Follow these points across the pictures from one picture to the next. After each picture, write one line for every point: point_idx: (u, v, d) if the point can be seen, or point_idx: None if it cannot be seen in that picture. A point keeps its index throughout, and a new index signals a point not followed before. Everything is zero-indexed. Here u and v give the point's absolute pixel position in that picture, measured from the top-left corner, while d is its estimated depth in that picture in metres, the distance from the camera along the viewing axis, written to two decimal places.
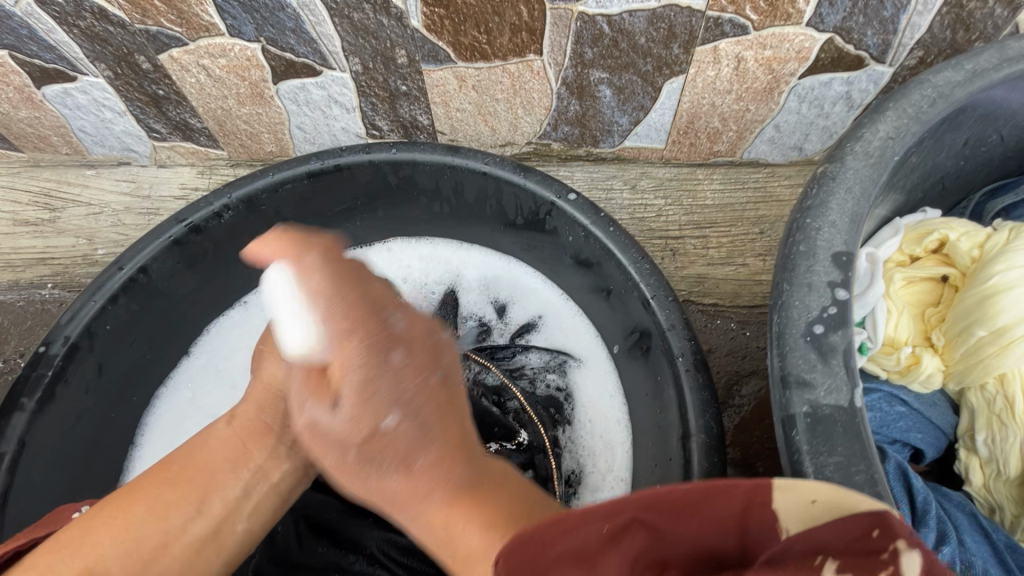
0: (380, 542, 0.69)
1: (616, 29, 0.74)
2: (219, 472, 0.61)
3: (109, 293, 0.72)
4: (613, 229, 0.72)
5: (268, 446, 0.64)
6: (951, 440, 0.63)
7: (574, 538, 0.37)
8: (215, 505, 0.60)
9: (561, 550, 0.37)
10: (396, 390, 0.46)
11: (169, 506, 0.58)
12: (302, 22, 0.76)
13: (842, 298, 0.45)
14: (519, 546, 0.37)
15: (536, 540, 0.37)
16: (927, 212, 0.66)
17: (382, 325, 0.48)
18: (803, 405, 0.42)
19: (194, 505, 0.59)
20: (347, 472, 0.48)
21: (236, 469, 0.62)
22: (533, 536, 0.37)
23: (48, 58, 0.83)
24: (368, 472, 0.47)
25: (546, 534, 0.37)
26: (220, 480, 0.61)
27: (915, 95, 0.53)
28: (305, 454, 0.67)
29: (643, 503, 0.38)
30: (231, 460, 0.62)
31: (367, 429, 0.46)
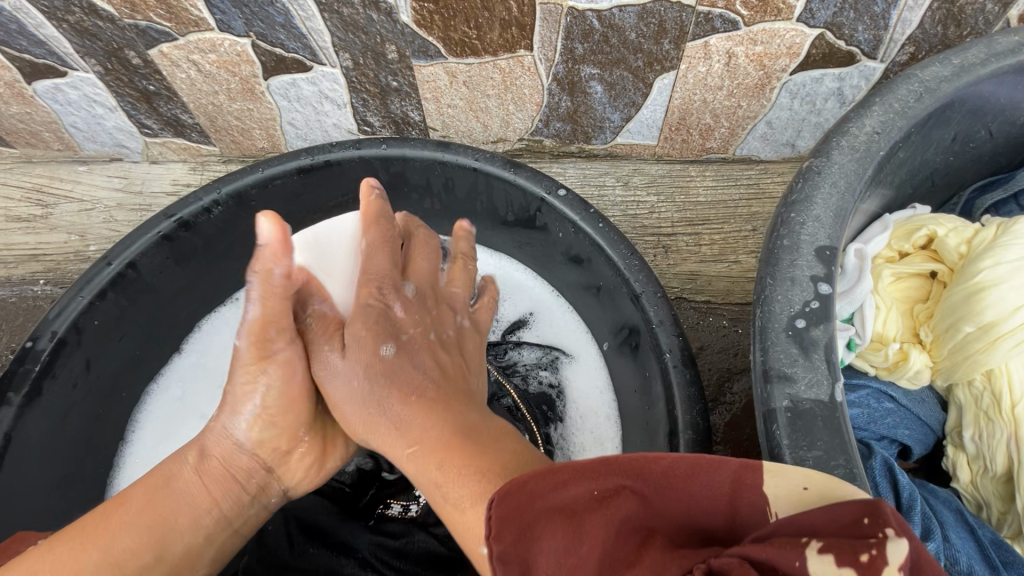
0: (370, 546, 0.69)
1: (606, 24, 0.74)
2: (180, 515, 0.57)
3: (98, 288, 0.71)
4: (602, 225, 0.71)
5: (233, 493, 0.60)
6: (939, 437, 0.63)
7: (564, 492, 0.36)
8: (175, 547, 0.56)
9: (550, 505, 0.36)
10: (395, 330, 0.58)
11: (125, 555, 0.54)
12: (291, 17, 0.75)
13: (825, 292, 0.45)
14: (507, 498, 0.36)
15: (523, 494, 0.36)
16: (916, 208, 0.66)
17: (398, 285, 0.60)
18: (783, 400, 0.42)
19: (152, 552, 0.55)
20: (350, 406, 0.56)
21: (199, 516, 0.58)
22: (520, 488, 0.37)
23: (37, 53, 0.83)
24: (369, 404, 0.55)
25: (536, 488, 0.36)
26: (180, 526, 0.57)
27: (902, 90, 0.53)
28: (278, 497, 0.64)
29: (634, 467, 0.37)
30: (192, 504, 0.58)
31: (377, 365, 0.56)
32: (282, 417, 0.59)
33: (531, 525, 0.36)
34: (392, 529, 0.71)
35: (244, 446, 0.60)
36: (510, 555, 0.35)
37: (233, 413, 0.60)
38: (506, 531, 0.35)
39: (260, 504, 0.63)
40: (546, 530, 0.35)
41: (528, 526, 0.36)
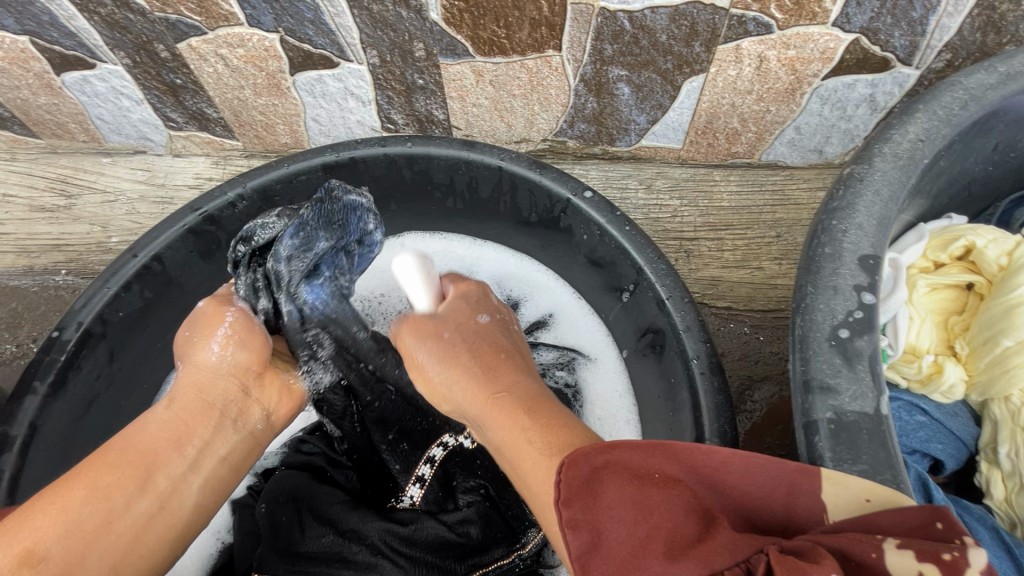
0: (381, 533, 0.67)
1: (637, 25, 0.73)
2: (160, 449, 0.53)
3: (123, 279, 0.71)
4: (629, 228, 0.71)
5: (215, 418, 0.56)
6: (972, 452, 0.61)
7: (628, 466, 0.38)
8: (161, 482, 0.52)
9: (615, 475, 0.38)
10: (475, 302, 0.63)
11: (110, 487, 0.49)
12: (320, 13, 0.75)
13: (869, 302, 0.44)
14: (574, 469, 0.38)
15: (591, 465, 0.38)
16: (953, 217, 0.64)
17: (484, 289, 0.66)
18: (826, 411, 0.42)
19: (137, 482, 0.50)
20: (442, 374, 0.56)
21: (178, 448, 0.53)
22: (584, 460, 0.38)
23: (68, 45, 0.84)
24: (461, 370, 0.55)
25: (603, 460, 0.38)
26: (163, 457, 0.52)
27: (946, 97, 0.52)
28: (263, 423, 0.61)
29: (690, 456, 0.39)
30: (172, 438, 0.54)
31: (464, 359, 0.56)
32: (253, 341, 0.61)
33: (596, 494, 0.37)
34: (403, 516, 0.70)
35: (219, 369, 0.59)
36: (579, 520, 0.37)
37: (200, 345, 0.60)
38: (576, 500, 0.37)
39: (246, 427, 0.59)
40: (614, 498, 0.37)
41: (593, 496, 0.37)
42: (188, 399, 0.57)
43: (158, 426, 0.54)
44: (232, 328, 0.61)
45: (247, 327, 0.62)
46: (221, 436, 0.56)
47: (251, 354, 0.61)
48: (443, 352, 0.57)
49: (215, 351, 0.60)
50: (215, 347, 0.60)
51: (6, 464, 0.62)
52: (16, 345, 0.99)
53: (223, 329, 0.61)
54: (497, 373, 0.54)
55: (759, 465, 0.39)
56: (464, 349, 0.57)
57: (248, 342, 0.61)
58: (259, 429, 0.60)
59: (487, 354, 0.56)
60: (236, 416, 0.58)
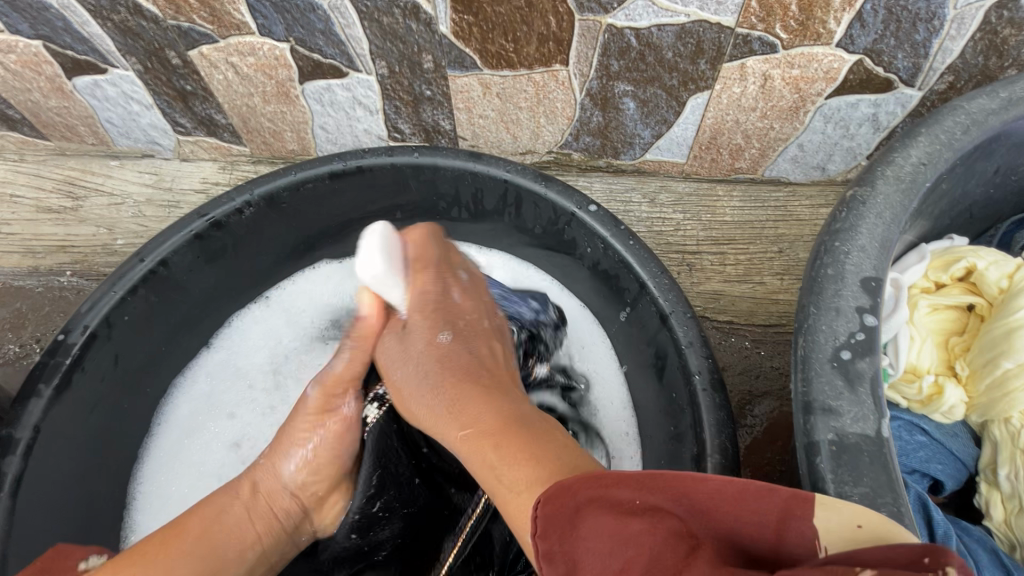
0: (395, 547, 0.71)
1: (644, 42, 0.74)
2: (227, 554, 0.59)
3: (129, 284, 0.72)
4: (633, 242, 0.71)
5: (276, 531, 0.63)
6: (971, 473, 0.61)
7: (613, 497, 0.37)
8: None
9: (598, 507, 0.37)
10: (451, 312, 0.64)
11: None
12: (331, 24, 0.76)
13: (870, 324, 0.44)
14: (552, 500, 0.38)
15: (572, 497, 0.38)
16: (954, 239, 0.65)
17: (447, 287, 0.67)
18: (827, 433, 0.42)
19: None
20: (417, 375, 0.59)
21: (243, 551, 0.61)
22: (566, 493, 0.38)
23: (80, 50, 0.85)
24: (444, 363, 0.59)
25: (582, 489, 0.38)
26: (229, 559, 0.59)
27: (949, 121, 0.52)
28: (308, 536, 0.69)
29: (676, 483, 0.38)
30: (240, 543, 0.61)
31: (458, 367, 0.58)
32: (327, 468, 0.65)
33: (575, 522, 0.37)
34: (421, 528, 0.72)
35: (290, 487, 0.64)
36: (555, 552, 0.37)
37: (285, 453, 0.65)
38: (551, 532, 0.37)
39: (296, 540, 0.67)
40: (591, 528, 0.37)
41: (573, 524, 0.37)
42: (262, 505, 0.63)
43: (232, 521, 0.61)
44: (315, 451, 0.65)
45: (330, 452, 0.65)
46: (277, 547, 0.64)
47: (321, 482, 0.66)
48: (422, 370, 0.59)
49: (292, 468, 0.65)
50: (293, 464, 0.65)
51: (8, 467, 0.62)
52: (19, 345, 0.99)
53: (307, 451, 0.65)
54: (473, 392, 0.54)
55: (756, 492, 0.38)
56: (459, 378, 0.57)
57: (325, 468, 0.65)
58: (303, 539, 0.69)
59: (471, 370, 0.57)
60: (294, 529, 0.66)
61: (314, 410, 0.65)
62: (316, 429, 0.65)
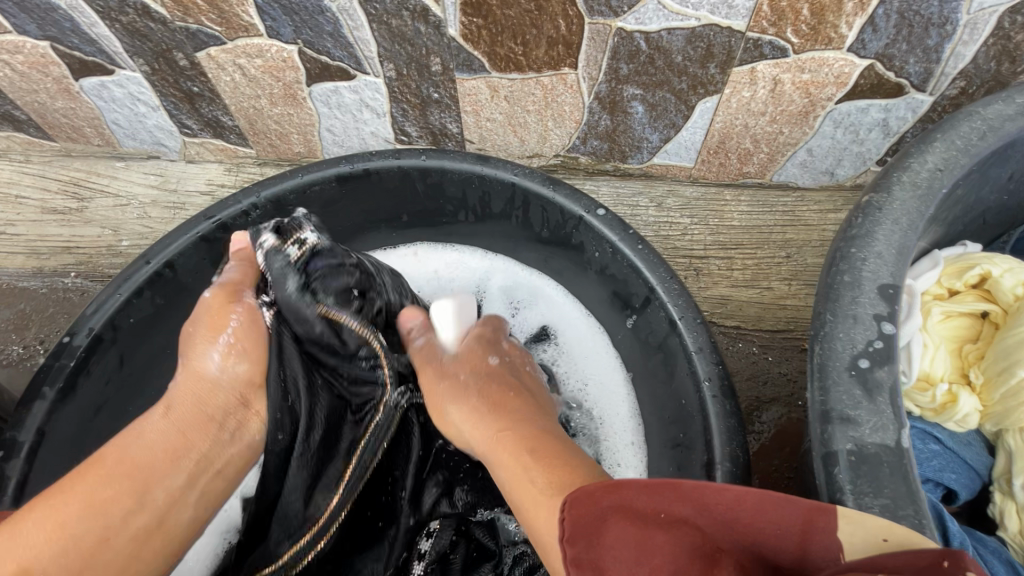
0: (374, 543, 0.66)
1: (653, 46, 0.74)
2: (155, 465, 0.53)
3: (135, 286, 0.72)
4: (642, 247, 0.71)
5: (211, 432, 0.57)
6: (985, 482, 0.60)
7: (634, 509, 0.37)
8: (158, 497, 0.52)
9: (622, 516, 0.37)
10: (498, 345, 0.67)
11: (104, 503, 0.50)
12: (340, 26, 0.76)
13: (888, 332, 0.44)
14: (582, 506, 0.38)
15: (597, 504, 0.37)
16: (967, 245, 0.64)
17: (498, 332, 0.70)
18: (846, 443, 0.41)
19: (134, 496, 0.51)
20: (451, 387, 0.62)
21: (173, 461, 0.54)
22: (592, 499, 0.38)
23: (88, 51, 0.84)
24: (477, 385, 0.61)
25: (607, 496, 0.38)
26: (159, 471, 0.53)
27: (964, 127, 0.52)
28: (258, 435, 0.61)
29: (696, 494, 0.37)
30: (166, 453, 0.54)
31: (503, 393, 0.60)
32: (256, 351, 0.60)
33: (602, 529, 0.37)
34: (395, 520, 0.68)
35: (216, 382, 0.59)
36: (583, 558, 0.36)
37: (201, 349, 0.59)
38: (579, 538, 0.37)
39: (243, 440, 0.60)
40: (617, 537, 0.36)
41: (599, 532, 0.37)
42: (187, 410, 0.57)
43: (152, 438, 0.55)
44: (236, 336, 0.60)
45: (253, 335, 0.60)
46: (219, 451, 0.58)
47: (253, 366, 0.60)
48: (466, 391, 0.61)
49: (216, 360, 0.59)
50: (216, 355, 0.59)
51: (12, 470, 0.62)
52: (23, 347, 0.98)
53: (226, 337, 0.59)
54: (503, 413, 0.57)
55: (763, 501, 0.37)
56: (503, 399, 0.59)
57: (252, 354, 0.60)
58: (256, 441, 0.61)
59: (498, 396, 0.59)
60: (230, 429, 0.59)
61: (208, 325, 0.60)
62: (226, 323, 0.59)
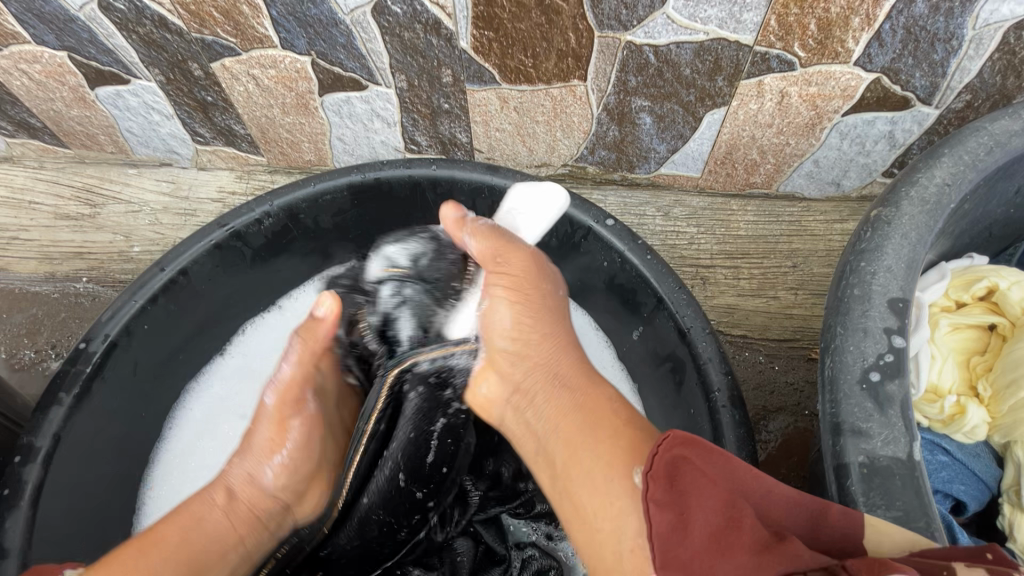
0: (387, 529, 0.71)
1: (662, 59, 0.75)
2: (212, 552, 0.59)
3: (150, 292, 0.73)
4: (650, 257, 0.72)
5: (258, 530, 0.64)
6: (994, 494, 0.60)
7: (696, 461, 0.39)
8: None
9: (697, 476, 0.39)
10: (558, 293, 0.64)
11: None
12: (353, 39, 0.78)
13: (899, 345, 0.44)
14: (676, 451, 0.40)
15: (669, 453, 0.39)
16: (974, 257, 0.65)
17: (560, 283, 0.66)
18: (858, 455, 0.42)
19: None
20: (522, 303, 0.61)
21: (224, 553, 0.61)
22: (673, 450, 0.40)
23: (105, 61, 0.86)
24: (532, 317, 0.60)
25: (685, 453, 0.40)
26: (212, 560, 0.59)
27: (971, 142, 0.53)
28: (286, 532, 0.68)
29: (751, 479, 0.40)
30: (221, 544, 0.60)
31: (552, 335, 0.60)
32: (303, 467, 0.66)
33: (678, 479, 0.38)
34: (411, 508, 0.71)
35: (267, 489, 0.64)
36: (664, 500, 0.38)
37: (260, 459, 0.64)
38: (659, 480, 0.39)
39: (273, 537, 0.66)
40: (694, 496, 0.38)
41: (675, 480, 0.38)
42: (241, 507, 0.63)
43: (212, 529, 0.60)
44: (292, 450, 0.64)
45: (304, 454, 0.65)
46: (258, 547, 0.65)
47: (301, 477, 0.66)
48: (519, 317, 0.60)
49: (271, 473, 0.64)
50: (271, 469, 0.64)
51: (29, 475, 0.62)
52: (35, 351, 0.99)
53: (281, 456, 0.64)
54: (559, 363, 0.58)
55: (789, 498, 0.40)
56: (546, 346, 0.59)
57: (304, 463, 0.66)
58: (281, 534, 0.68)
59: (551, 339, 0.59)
60: (272, 529, 0.66)
61: (273, 420, 0.64)
62: (288, 432, 0.64)
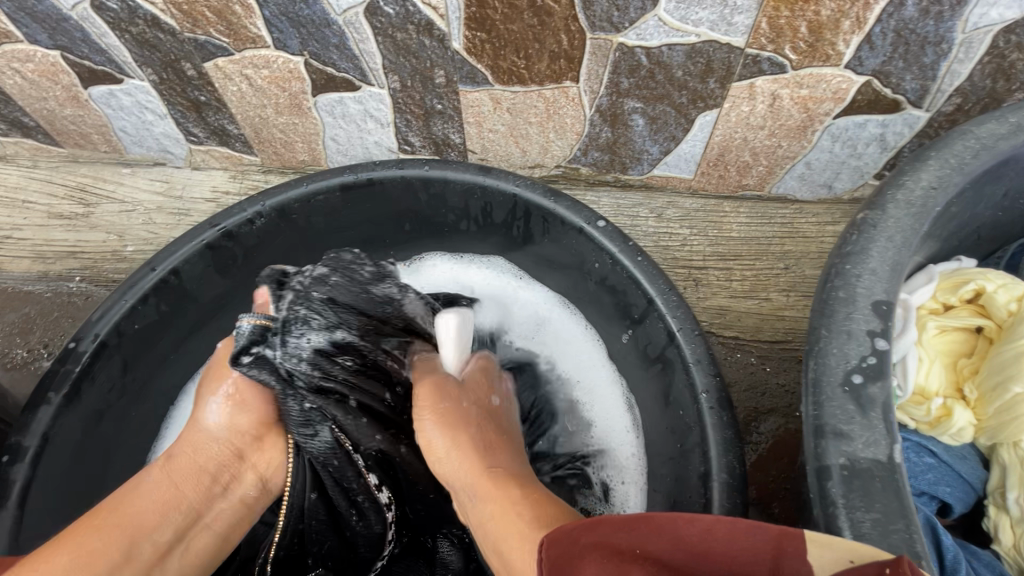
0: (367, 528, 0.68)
1: (654, 61, 0.75)
2: (149, 514, 0.60)
3: (140, 292, 0.73)
4: (641, 258, 0.72)
5: (205, 484, 0.63)
6: (980, 496, 0.61)
7: (609, 542, 0.39)
8: (144, 549, 0.59)
9: (599, 553, 0.39)
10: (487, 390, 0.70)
11: (94, 551, 0.57)
12: (346, 39, 0.78)
13: (882, 348, 0.45)
14: (556, 543, 0.41)
15: (575, 542, 0.40)
16: (962, 260, 0.65)
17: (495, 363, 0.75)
18: (839, 457, 0.42)
19: (123, 547, 0.58)
20: (448, 393, 0.66)
21: (168, 511, 0.61)
22: (565, 537, 0.41)
23: (98, 61, 0.86)
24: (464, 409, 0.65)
25: (579, 533, 0.41)
26: (148, 526, 0.60)
27: (958, 146, 0.53)
28: (252, 487, 0.67)
29: (666, 524, 0.39)
30: (163, 503, 0.61)
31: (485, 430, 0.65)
32: (253, 403, 0.64)
33: (575, 557, 0.39)
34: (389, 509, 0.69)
35: (215, 434, 0.64)
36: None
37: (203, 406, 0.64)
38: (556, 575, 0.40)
39: (236, 495, 0.66)
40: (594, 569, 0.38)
41: (572, 559, 0.39)
42: (182, 462, 0.63)
43: (152, 487, 0.61)
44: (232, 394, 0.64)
45: (253, 393, 0.64)
46: (211, 505, 0.64)
47: (249, 419, 0.65)
48: (455, 417, 0.64)
49: (216, 415, 0.64)
50: (214, 412, 0.64)
51: (18, 475, 0.63)
52: (27, 350, 0.99)
53: (225, 391, 0.64)
54: (492, 455, 0.62)
55: (729, 532, 0.38)
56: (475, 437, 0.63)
57: (248, 403, 0.64)
58: (250, 492, 0.67)
59: (491, 441, 0.64)
60: (224, 483, 0.65)
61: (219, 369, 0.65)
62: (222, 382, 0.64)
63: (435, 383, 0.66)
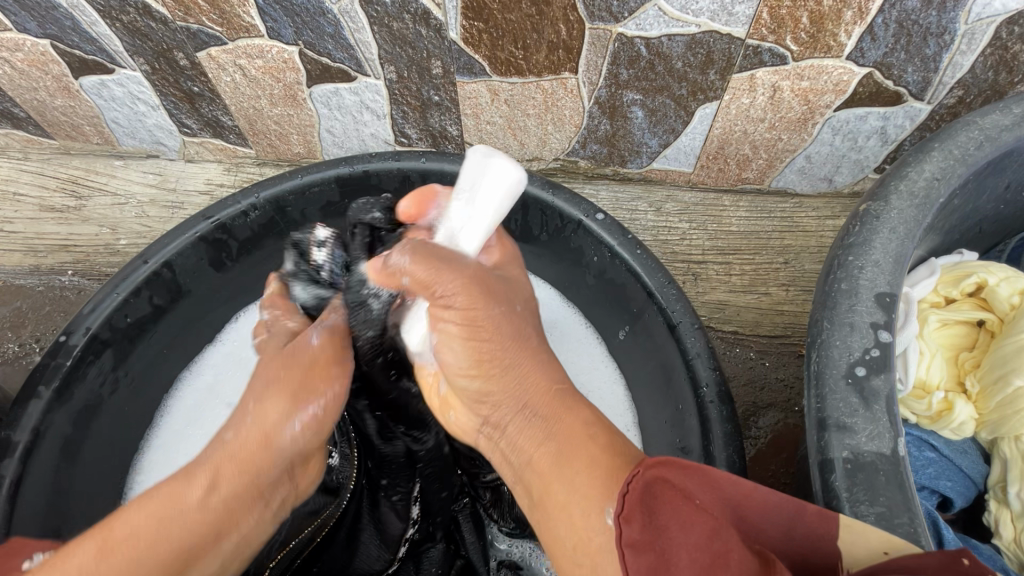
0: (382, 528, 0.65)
1: (654, 52, 0.74)
2: (195, 546, 0.45)
3: (132, 285, 0.72)
4: (640, 252, 0.71)
5: (257, 511, 0.49)
6: (981, 491, 0.60)
7: (676, 485, 0.36)
8: None
9: (669, 492, 0.36)
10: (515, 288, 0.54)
11: None
12: (341, 28, 0.76)
13: (885, 340, 0.44)
14: (640, 488, 0.37)
15: (639, 480, 0.37)
16: (964, 254, 0.65)
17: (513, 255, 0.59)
18: (842, 450, 0.42)
19: None
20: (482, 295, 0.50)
21: (215, 542, 0.47)
22: (638, 476, 0.37)
23: (88, 50, 0.85)
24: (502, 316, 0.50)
25: (647, 470, 0.37)
26: (197, 554, 0.46)
27: (961, 136, 0.52)
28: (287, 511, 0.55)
29: (711, 481, 0.37)
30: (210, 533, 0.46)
31: (527, 334, 0.51)
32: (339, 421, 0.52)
33: (653, 510, 0.35)
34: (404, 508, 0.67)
35: (288, 452, 0.49)
36: (640, 540, 0.34)
37: (285, 410, 0.49)
38: (635, 514, 0.36)
39: (278, 519, 0.53)
40: (671, 517, 0.34)
41: (648, 510, 0.35)
42: (233, 477, 0.47)
43: (188, 519, 0.45)
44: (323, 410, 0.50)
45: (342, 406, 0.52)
46: (257, 529, 0.51)
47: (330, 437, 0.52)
48: (491, 327, 0.49)
49: (297, 429, 0.49)
50: (297, 423, 0.49)
51: (7, 469, 0.62)
52: (18, 345, 0.98)
53: (315, 408, 0.50)
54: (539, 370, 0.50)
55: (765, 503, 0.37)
56: (515, 355, 0.49)
57: (329, 425, 0.53)
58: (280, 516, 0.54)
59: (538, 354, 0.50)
60: (273, 505, 0.51)
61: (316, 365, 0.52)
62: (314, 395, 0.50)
63: (475, 299, 0.49)
